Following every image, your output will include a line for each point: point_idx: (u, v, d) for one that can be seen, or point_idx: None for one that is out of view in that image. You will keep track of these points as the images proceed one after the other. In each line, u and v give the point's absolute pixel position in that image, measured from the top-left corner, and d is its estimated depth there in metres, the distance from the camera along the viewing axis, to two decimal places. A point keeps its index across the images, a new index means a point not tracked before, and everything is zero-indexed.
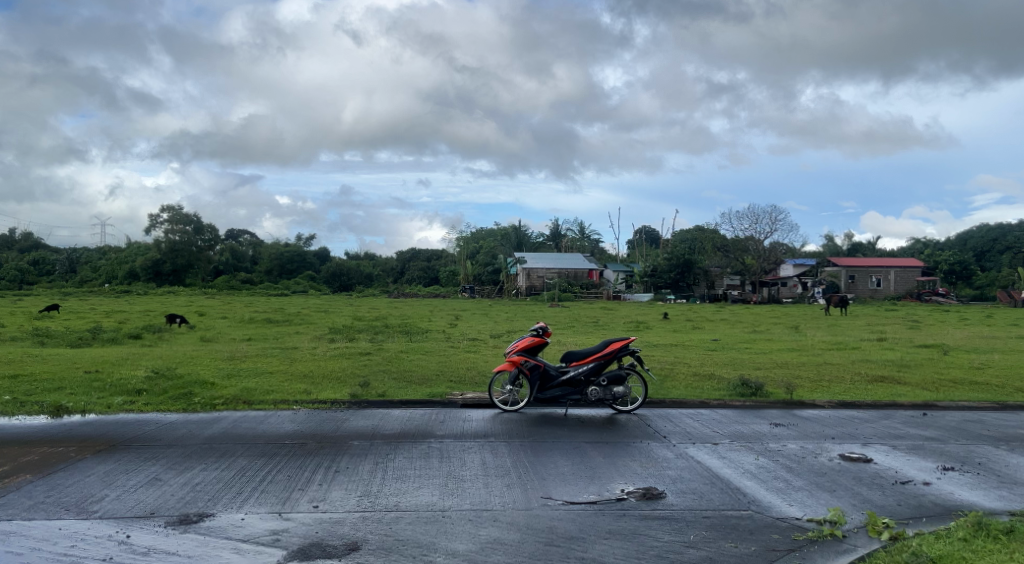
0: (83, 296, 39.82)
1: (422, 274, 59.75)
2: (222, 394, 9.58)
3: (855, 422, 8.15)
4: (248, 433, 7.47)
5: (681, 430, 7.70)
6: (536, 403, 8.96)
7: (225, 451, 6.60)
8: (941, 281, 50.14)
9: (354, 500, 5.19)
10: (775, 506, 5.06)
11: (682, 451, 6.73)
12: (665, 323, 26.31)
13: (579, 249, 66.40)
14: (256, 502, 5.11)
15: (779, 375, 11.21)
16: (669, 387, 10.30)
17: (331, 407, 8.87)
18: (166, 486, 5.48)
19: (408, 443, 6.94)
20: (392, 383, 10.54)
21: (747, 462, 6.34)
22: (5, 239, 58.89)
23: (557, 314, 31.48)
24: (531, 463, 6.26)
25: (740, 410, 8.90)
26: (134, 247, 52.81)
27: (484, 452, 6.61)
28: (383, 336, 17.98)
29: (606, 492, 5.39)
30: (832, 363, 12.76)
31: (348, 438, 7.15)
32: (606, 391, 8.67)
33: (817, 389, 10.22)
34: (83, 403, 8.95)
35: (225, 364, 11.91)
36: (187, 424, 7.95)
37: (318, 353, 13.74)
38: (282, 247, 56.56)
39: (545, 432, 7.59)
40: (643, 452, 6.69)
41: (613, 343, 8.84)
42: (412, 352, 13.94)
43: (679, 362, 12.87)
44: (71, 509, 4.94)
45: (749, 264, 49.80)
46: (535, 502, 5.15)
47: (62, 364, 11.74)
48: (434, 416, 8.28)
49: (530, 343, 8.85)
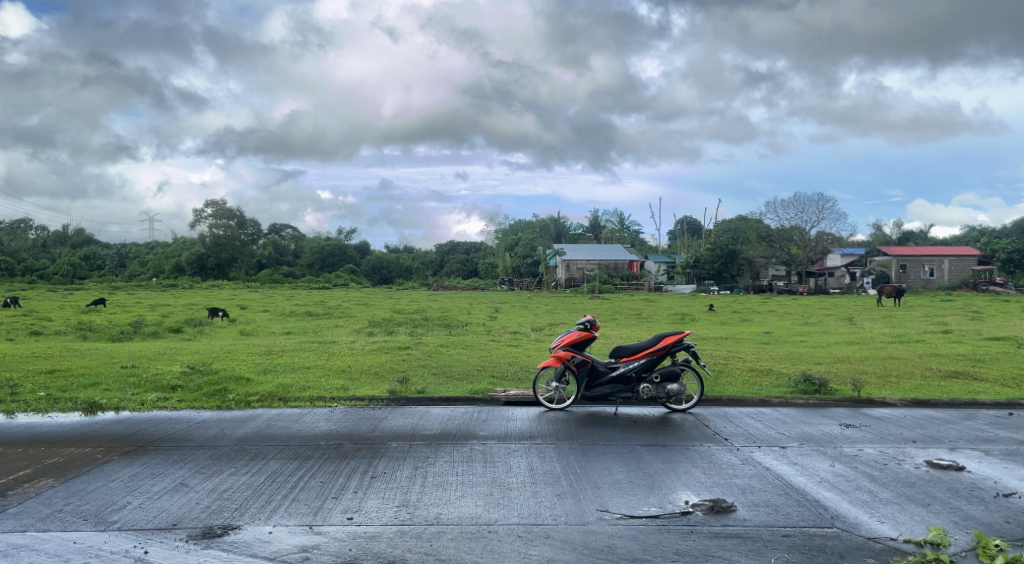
0: (131, 290, 40.45)
1: (461, 267, 59.42)
2: (257, 390, 9.28)
3: (935, 423, 7.48)
4: (281, 434, 7.08)
5: (743, 432, 7.12)
6: (584, 401, 8.44)
7: (257, 453, 6.25)
8: (999, 271, 47.84)
9: (391, 511, 4.74)
10: (863, 523, 4.50)
11: (746, 456, 6.15)
12: (713, 316, 25.46)
13: (619, 240, 65.50)
14: (285, 513, 4.70)
15: (843, 370, 10.51)
16: (726, 384, 9.71)
17: (369, 404, 8.49)
18: (191, 492, 5.10)
19: (449, 445, 6.49)
20: (432, 378, 10.13)
21: (823, 469, 5.75)
22: (59, 235, 60.33)
23: (598, 306, 30.94)
24: (582, 469, 5.75)
25: (805, 409, 8.30)
26: (180, 242, 53.60)
27: (531, 456, 6.12)
28: (422, 329, 17.62)
29: (669, 503, 4.87)
30: (898, 357, 11.99)
31: (386, 439, 6.73)
32: (658, 388, 8.14)
33: (886, 385, 9.50)
34: (117, 399, 8.71)
35: (263, 360, 11.61)
36: (220, 423, 7.64)
37: (357, 347, 13.38)
38: (324, 241, 56.85)
39: (595, 434, 7.07)
40: (704, 457, 6.14)
41: (666, 338, 8.26)
42: (452, 346, 13.47)
43: (733, 355, 12.26)
44: (89, 519, 4.62)
45: (795, 253, 48.68)
46: (590, 515, 4.65)
47: (99, 359, 11.55)
48: (476, 415, 7.81)
49: (577, 338, 8.34)
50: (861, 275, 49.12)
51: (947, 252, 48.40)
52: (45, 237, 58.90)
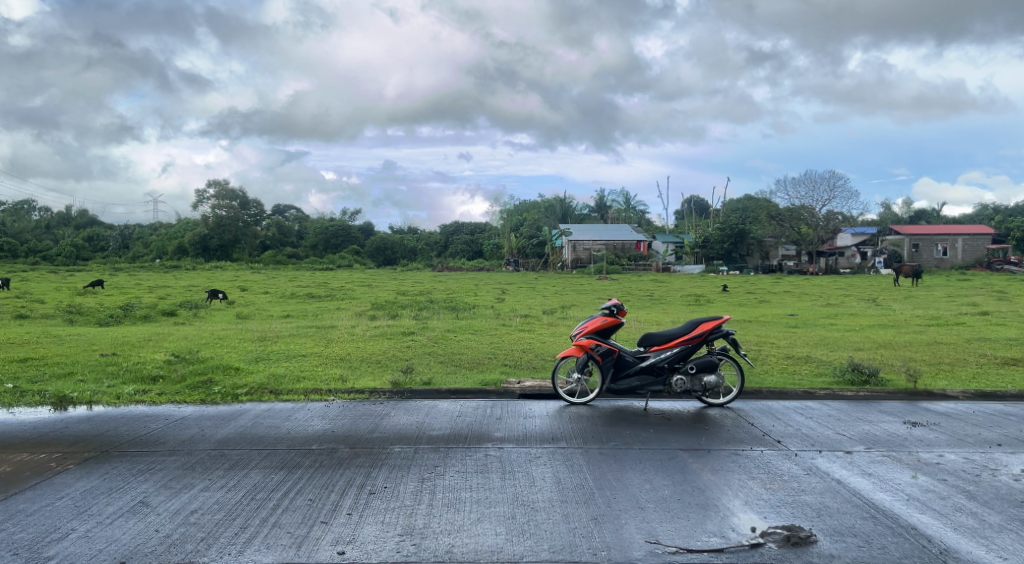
0: (132, 272, 39.54)
1: (466, 248, 58.29)
2: (246, 381, 8.40)
3: (1014, 421, 6.60)
4: (268, 436, 6.19)
5: (795, 432, 6.22)
6: (609, 395, 7.56)
7: (239, 461, 5.37)
8: (1014, 250, 46.77)
9: (392, 542, 3.90)
10: (981, 561, 3.69)
11: (809, 464, 5.24)
12: (728, 298, 24.54)
13: (625, 221, 64.30)
14: (261, 546, 3.85)
15: (890, 357, 9.61)
16: (764, 373, 8.82)
17: (370, 397, 7.64)
18: (151, 515, 4.23)
19: (461, 450, 5.60)
20: (439, 367, 9.25)
21: (905, 481, 4.86)
22: (62, 217, 59.49)
23: (607, 287, 29.99)
24: (616, 482, 4.86)
25: (857, 403, 7.43)
26: (184, 223, 52.63)
27: (556, 465, 5.22)
28: (427, 312, 16.74)
29: (731, 531, 4.00)
30: (944, 342, 11.03)
31: (388, 443, 5.84)
32: (693, 381, 7.26)
33: (942, 375, 8.61)
34: (91, 393, 7.84)
35: (254, 347, 10.69)
36: (201, 421, 6.76)
37: (358, 332, 12.50)
38: (327, 222, 55.86)
39: (626, 435, 6.16)
40: (759, 465, 5.23)
41: (702, 324, 7.34)
42: (460, 332, 12.56)
43: (764, 341, 11.33)
44: (19, 555, 3.77)
45: (805, 233, 47.09)
46: (637, 550, 3.79)
47: (77, 346, 10.61)
48: (490, 411, 6.92)
49: (602, 324, 7.44)
50: (873, 255, 48.11)
51: (960, 230, 47.14)
52: (48, 218, 57.98)
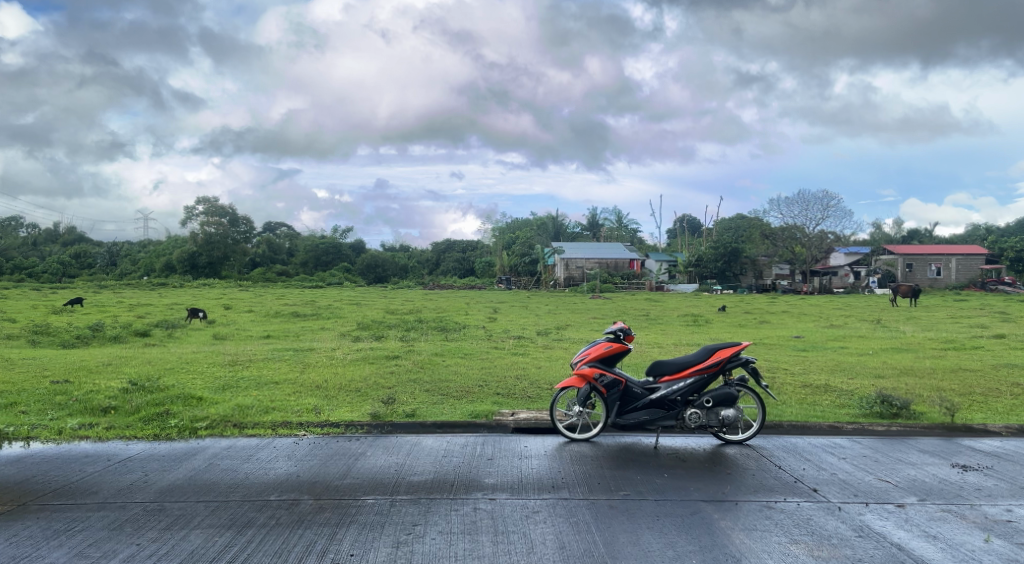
0: (117, 289, 38.50)
1: (458, 266, 57.43)
2: (208, 413, 7.52)
3: None
4: (221, 482, 5.30)
5: (831, 478, 5.39)
6: (614, 430, 6.73)
7: (180, 518, 4.50)
8: (1008, 270, 46.13)
9: None
10: None
11: (857, 521, 4.43)
12: (727, 318, 23.76)
13: (619, 239, 63.67)
14: None
15: (916, 386, 8.81)
16: (782, 404, 8.01)
17: (347, 432, 6.79)
18: None
19: (445, 502, 4.76)
20: (425, 397, 8.38)
21: (978, 547, 4.08)
22: (50, 233, 58.40)
23: (602, 307, 29.18)
24: (633, 551, 4.01)
25: (892, 440, 6.62)
26: (173, 240, 51.61)
27: (559, 522, 4.39)
28: (414, 333, 15.86)
29: None
30: (969, 369, 10.22)
31: (360, 493, 4.96)
32: (710, 415, 6.44)
33: (977, 408, 7.80)
34: (30, 427, 6.95)
35: (223, 373, 9.79)
36: (148, 462, 5.87)
37: (338, 356, 11.59)
38: (318, 239, 54.91)
39: (637, 482, 5.29)
40: (801, 524, 4.39)
41: (719, 352, 6.52)
42: (449, 355, 11.68)
43: (776, 366, 10.52)
44: None
45: (799, 252, 46.42)
46: None
47: (29, 372, 9.65)
48: (479, 451, 6.06)
49: (607, 351, 6.60)
50: (866, 275, 47.51)
51: (954, 250, 46.61)
52: (36, 235, 56.87)
